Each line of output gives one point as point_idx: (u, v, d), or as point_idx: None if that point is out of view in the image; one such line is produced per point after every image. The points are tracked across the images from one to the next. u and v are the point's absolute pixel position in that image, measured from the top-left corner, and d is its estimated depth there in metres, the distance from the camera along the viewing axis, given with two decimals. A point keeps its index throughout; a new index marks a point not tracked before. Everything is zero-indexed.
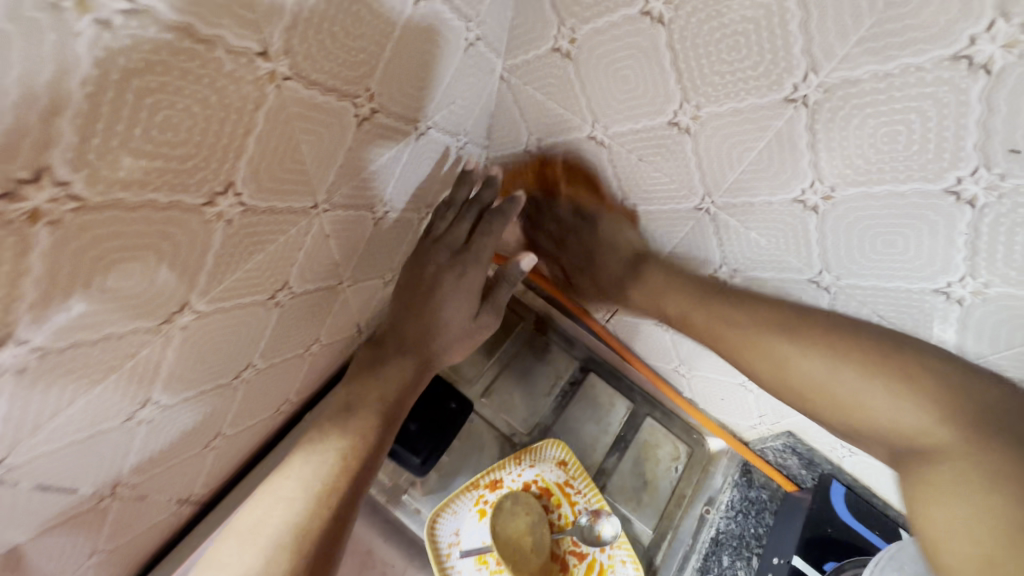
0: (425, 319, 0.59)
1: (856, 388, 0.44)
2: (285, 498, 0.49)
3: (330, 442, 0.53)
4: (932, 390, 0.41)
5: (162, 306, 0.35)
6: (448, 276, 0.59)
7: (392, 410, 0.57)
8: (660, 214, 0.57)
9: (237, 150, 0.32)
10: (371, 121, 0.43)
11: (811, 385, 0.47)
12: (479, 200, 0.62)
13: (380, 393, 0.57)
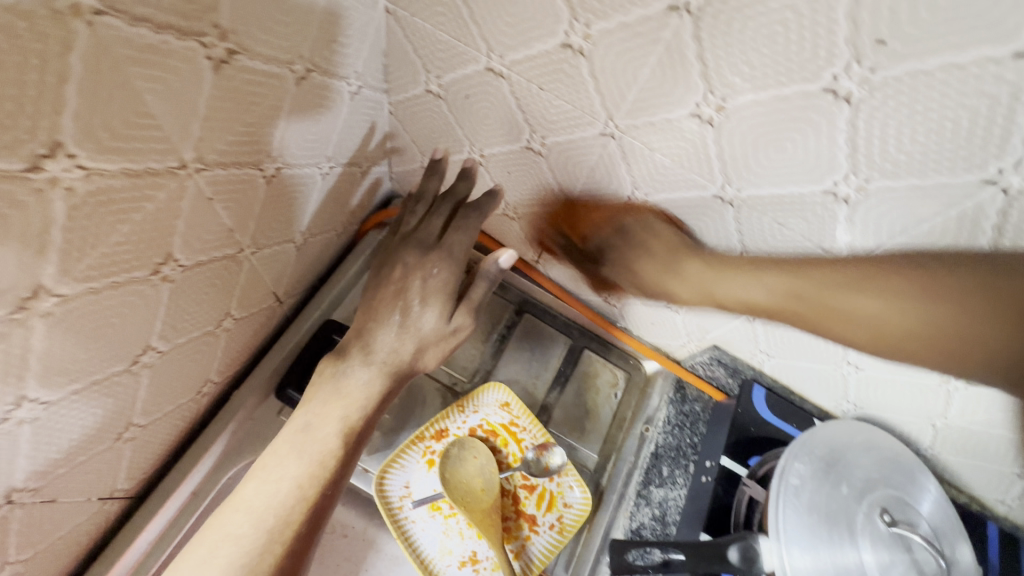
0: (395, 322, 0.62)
1: (854, 302, 0.46)
2: (229, 538, 0.50)
3: (286, 469, 0.53)
4: (918, 295, 0.43)
5: (10, 291, 0.31)
6: (421, 275, 0.63)
7: (360, 427, 0.58)
8: (564, 143, 0.56)
9: (54, 103, 0.28)
10: (231, 64, 0.38)
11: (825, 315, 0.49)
12: (455, 194, 0.66)
13: (344, 406, 0.58)
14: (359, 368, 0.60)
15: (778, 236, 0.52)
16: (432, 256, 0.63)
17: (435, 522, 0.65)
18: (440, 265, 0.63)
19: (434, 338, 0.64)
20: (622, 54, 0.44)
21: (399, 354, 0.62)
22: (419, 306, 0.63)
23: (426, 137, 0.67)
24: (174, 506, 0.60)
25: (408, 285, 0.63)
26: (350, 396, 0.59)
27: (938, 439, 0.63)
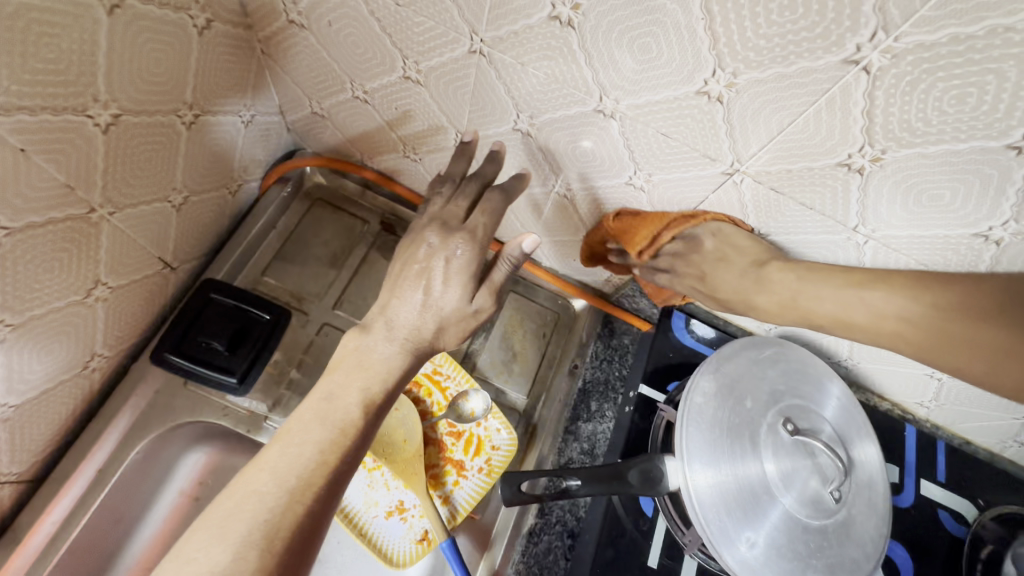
0: (418, 298, 0.52)
1: (865, 310, 0.44)
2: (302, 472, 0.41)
3: (307, 435, 0.43)
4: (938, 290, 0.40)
5: None
6: (443, 254, 0.52)
7: (382, 401, 0.48)
8: (439, 67, 0.52)
9: None
10: None
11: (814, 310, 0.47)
12: (483, 176, 0.56)
13: (365, 377, 0.48)
14: (381, 341, 0.51)
15: (666, 150, 0.49)
16: (455, 234, 0.52)
17: (359, 476, 0.65)
18: (464, 243, 0.52)
19: (456, 319, 0.53)
20: None
21: (418, 330, 0.51)
22: (441, 285, 0.52)
23: (306, 79, 0.62)
24: (78, 484, 0.58)
25: (432, 264, 0.52)
26: (372, 368, 0.49)
27: (853, 349, 0.63)
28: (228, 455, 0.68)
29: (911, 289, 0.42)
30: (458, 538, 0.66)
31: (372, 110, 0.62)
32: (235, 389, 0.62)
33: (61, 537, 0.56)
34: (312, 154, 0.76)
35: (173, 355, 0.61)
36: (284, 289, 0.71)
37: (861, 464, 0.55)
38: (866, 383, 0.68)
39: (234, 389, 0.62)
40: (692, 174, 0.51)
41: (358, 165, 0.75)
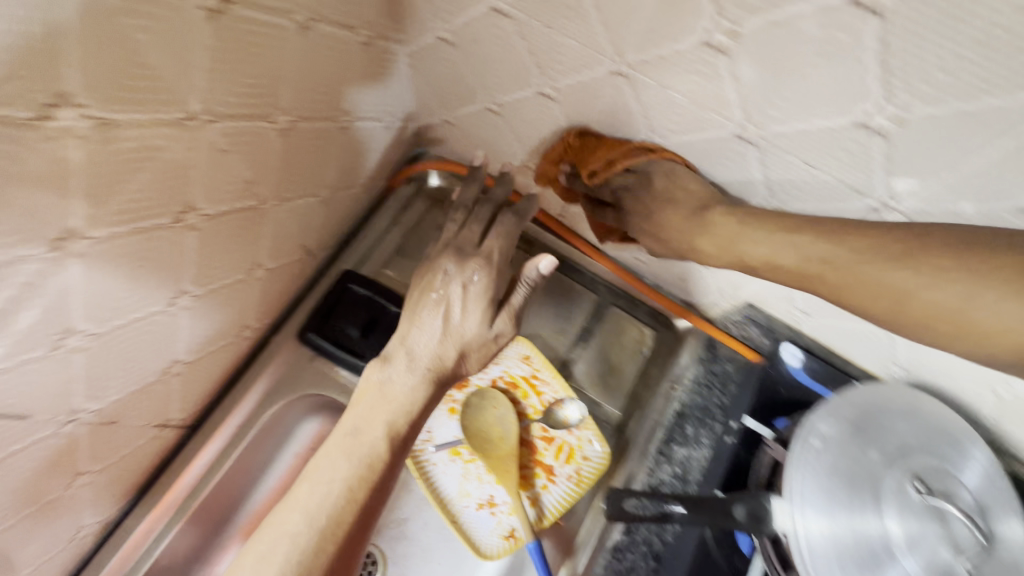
0: (439, 321, 0.59)
1: (993, 309, 0.37)
2: (343, 498, 0.49)
3: (336, 470, 0.50)
4: None
5: (43, 229, 0.35)
6: (461, 279, 0.60)
7: (404, 434, 0.55)
8: (575, 86, 0.53)
9: (53, 57, 0.30)
10: (226, 16, 0.39)
11: (927, 316, 0.40)
12: (495, 200, 0.66)
13: (389, 411, 0.54)
14: (402, 373, 0.57)
15: (808, 179, 0.47)
16: (470, 261, 0.61)
17: (455, 466, 0.69)
18: (482, 271, 0.61)
19: (476, 343, 0.61)
20: None
21: (440, 356, 0.58)
22: (460, 312, 0.60)
23: (444, 89, 0.66)
24: (222, 436, 0.67)
25: (449, 291, 0.60)
26: (394, 401, 0.55)
27: (1004, 409, 0.56)
28: None
29: None
30: (543, 541, 0.67)
31: (501, 122, 0.65)
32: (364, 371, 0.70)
33: (208, 478, 0.65)
34: (436, 158, 0.81)
35: (314, 336, 0.70)
36: (401, 282, 0.77)
37: (1007, 541, 0.48)
38: (1015, 449, 0.60)
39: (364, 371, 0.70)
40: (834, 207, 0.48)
41: None
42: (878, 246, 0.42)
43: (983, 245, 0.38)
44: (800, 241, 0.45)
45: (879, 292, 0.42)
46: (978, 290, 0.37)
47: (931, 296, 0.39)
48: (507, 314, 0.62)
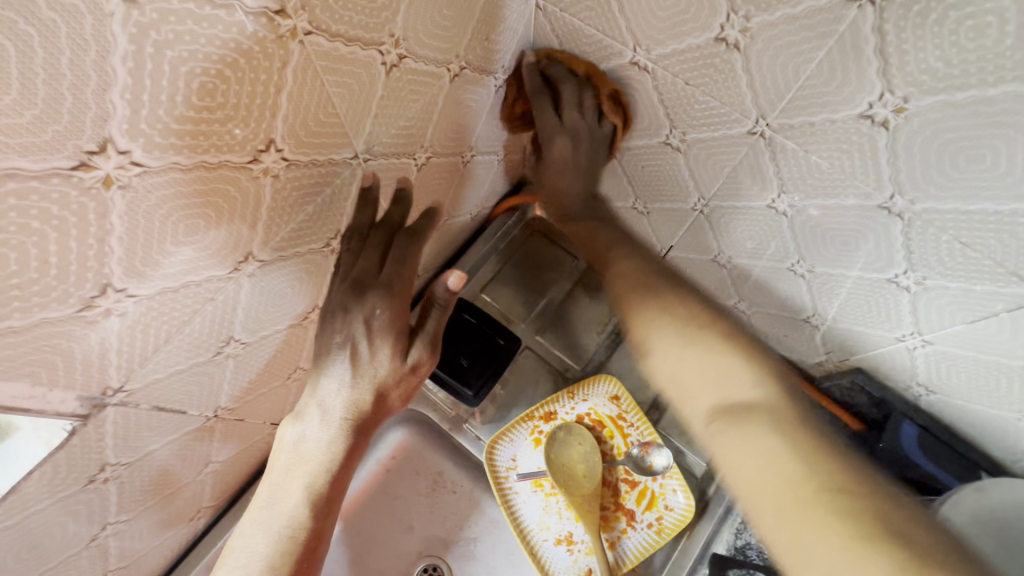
0: (345, 360, 0.49)
1: (730, 382, 0.48)
2: (285, 534, 0.46)
3: (255, 550, 0.46)
4: (768, 368, 0.48)
5: (230, 254, 0.39)
6: (362, 316, 0.48)
7: (328, 492, 0.49)
8: (705, 140, 0.53)
9: (272, 109, 0.34)
10: (400, 68, 0.43)
11: (704, 377, 0.49)
12: (390, 222, 0.50)
13: (306, 473, 0.48)
14: (314, 429, 0.49)
15: (958, 258, 0.44)
16: (369, 293, 0.48)
17: (536, 497, 0.69)
18: (384, 302, 0.48)
19: (393, 380, 0.50)
20: (751, 38, 0.41)
21: (354, 404, 0.49)
22: (368, 350, 0.49)
23: None
24: None
25: (350, 330, 0.48)
26: (311, 461, 0.49)
27: None
28: (421, 444, 0.88)
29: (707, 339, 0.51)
30: None
31: (617, 164, 0.66)
32: (468, 398, 0.69)
33: None
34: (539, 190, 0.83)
35: None
36: (497, 308, 0.79)
37: None
38: None
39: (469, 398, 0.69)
40: (982, 288, 0.45)
41: None
42: (698, 338, 0.51)
43: (711, 325, 0.52)
44: (701, 320, 0.53)
45: (626, 338, 0.56)
46: (722, 370, 0.48)
47: (684, 360, 0.51)
48: (424, 344, 0.51)
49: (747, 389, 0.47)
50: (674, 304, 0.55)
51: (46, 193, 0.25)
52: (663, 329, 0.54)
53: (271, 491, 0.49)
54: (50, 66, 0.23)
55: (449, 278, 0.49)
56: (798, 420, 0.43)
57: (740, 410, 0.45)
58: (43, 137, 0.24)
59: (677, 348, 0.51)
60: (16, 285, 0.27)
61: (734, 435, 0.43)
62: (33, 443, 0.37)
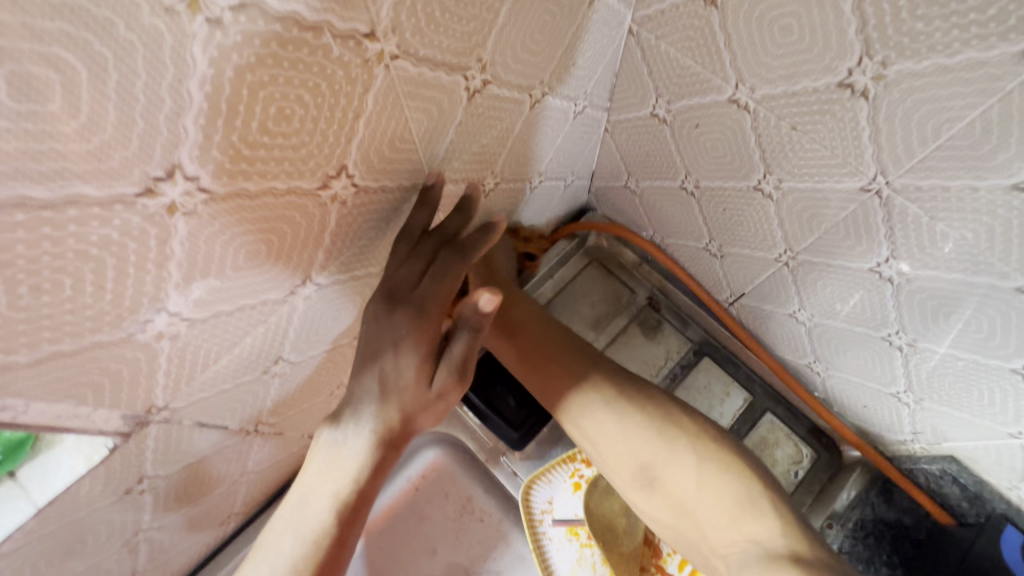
0: (371, 383, 0.44)
1: (698, 500, 0.50)
2: (310, 541, 0.41)
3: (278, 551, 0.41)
4: (687, 437, 0.53)
5: (287, 278, 0.37)
6: (392, 334, 0.44)
7: (356, 502, 0.43)
8: (805, 191, 0.48)
9: (347, 135, 0.31)
10: (482, 94, 0.40)
11: (676, 498, 0.52)
12: (442, 231, 0.45)
13: (337, 480, 0.43)
14: (348, 435, 0.44)
15: None
16: (398, 308, 0.44)
17: (570, 546, 0.65)
18: (413, 323, 0.44)
19: (418, 406, 0.46)
20: (885, 86, 0.36)
21: (386, 424, 0.44)
22: (394, 364, 0.44)
23: (638, 160, 0.64)
24: None
25: (378, 345, 0.44)
26: (342, 468, 0.43)
27: None
28: (452, 466, 0.86)
29: (672, 425, 0.54)
30: None
31: (694, 203, 0.61)
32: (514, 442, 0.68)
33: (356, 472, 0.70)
34: (603, 218, 0.78)
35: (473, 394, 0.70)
36: None
37: None
38: None
39: (515, 442, 0.68)
40: None
41: (644, 238, 0.75)
42: (629, 400, 0.56)
43: (629, 391, 0.57)
44: (634, 397, 0.56)
45: (626, 467, 0.55)
46: (733, 510, 0.48)
47: (694, 502, 0.51)
48: (449, 370, 0.46)
49: (758, 528, 0.46)
50: (623, 416, 0.55)
51: (107, 220, 0.24)
52: (631, 441, 0.54)
53: (304, 493, 0.43)
54: (124, 91, 0.21)
55: (481, 297, 0.43)
56: (759, 505, 0.48)
57: (659, 488, 0.53)
58: (109, 164, 0.22)
59: (603, 429, 0.56)
60: (68, 312, 0.25)
61: (752, 571, 0.43)
62: (75, 456, 0.35)
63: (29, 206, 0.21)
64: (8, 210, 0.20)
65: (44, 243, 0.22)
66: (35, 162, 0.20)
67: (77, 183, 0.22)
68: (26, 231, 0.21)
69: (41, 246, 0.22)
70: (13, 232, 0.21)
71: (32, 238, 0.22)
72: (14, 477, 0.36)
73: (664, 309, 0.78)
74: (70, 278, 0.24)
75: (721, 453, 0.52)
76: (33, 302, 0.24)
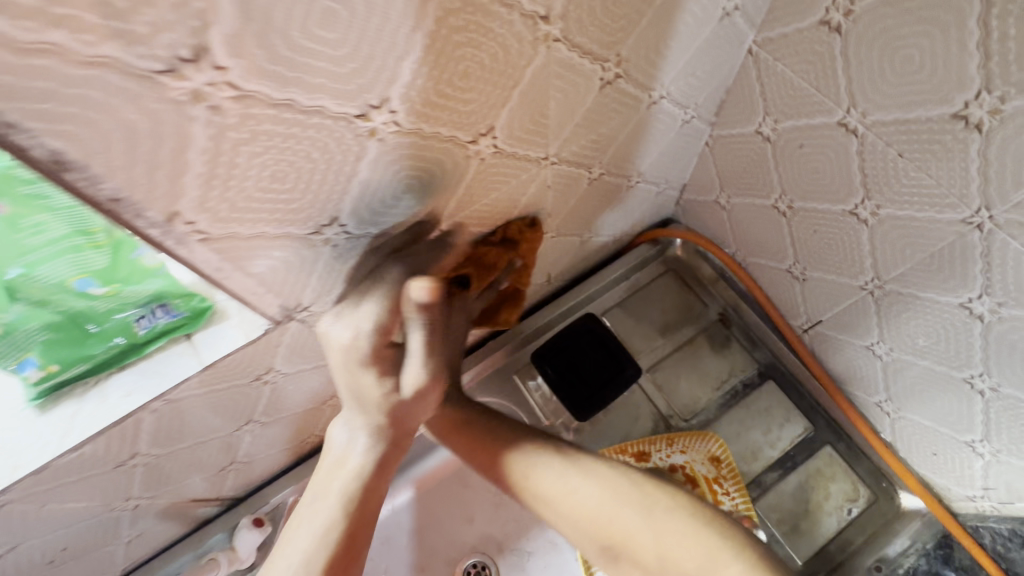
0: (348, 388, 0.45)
1: (662, 543, 0.45)
2: (319, 537, 0.42)
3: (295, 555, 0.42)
4: (620, 481, 0.48)
5: (427, 217, 0.44)
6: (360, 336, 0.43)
7: (364, 498, 0.45)
8: (902, 221, 0.50)
9: (503, 100, 0.38)
10: (612, 86, 0.45)
11: (634, 552, 0.46)
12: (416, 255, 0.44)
13: (344, 473, 0.45)
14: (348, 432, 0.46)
15: None
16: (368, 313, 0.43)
17: None
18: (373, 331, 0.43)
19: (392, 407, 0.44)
20: (1002, 119, 0.38)
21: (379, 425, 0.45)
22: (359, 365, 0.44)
23: (733, 175, 0.67)
24: None
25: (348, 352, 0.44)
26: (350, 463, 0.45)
27: None
28: None
29: (568, 456, 0.50)
30: None
31: (784, 223, 0.64)
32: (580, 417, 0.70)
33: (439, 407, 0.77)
34: (684, 229, 0.82)
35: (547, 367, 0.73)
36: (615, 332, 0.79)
37: None
38: None
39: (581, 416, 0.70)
40: None
41: (726, 253, 0.77)
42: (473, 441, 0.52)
43: (557, 440, 0.51)
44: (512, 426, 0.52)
45: (590, 543, 0.48)
46: (700, 563, 0.44)
47: (665, 560, 0.45)
48: (409, 366, 0.44)
49: (736, 573, 0.42)
50: (570, 469, 0.49)
51: (332, 132, 0.31)
52: (568, 482, 0.48)
53: (314, 492, 0.45)
54: (378, 33, 0.27)
55: (414, 284, 0.40)
56: (727, 546, 0.44)
57: (625, 558, 0.47)
58: (348, 88, 0.29)
59: (553, 479, 0.49)
60: (283, 202, 0.33)
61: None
62: (237, 330, 0.42)
63: (295, 108, 0.28)
64: (283, 108, 0.27)
65: (291, 140, 0.29)
66: (311, 76, 0.27)
67: (327, 97, 0.29)
68: (287, 127, 0.29)
69: (290, 142, 0.29)
70: (280, 126, 0.28)
71: (287, 134, 0.29)
72: (188, 338, 0.42)
73: (734, 327, 0.79)
74: (295, 173, 0.31)
75: (568, 461, 0.49)
76: (266, 187, 0.31)
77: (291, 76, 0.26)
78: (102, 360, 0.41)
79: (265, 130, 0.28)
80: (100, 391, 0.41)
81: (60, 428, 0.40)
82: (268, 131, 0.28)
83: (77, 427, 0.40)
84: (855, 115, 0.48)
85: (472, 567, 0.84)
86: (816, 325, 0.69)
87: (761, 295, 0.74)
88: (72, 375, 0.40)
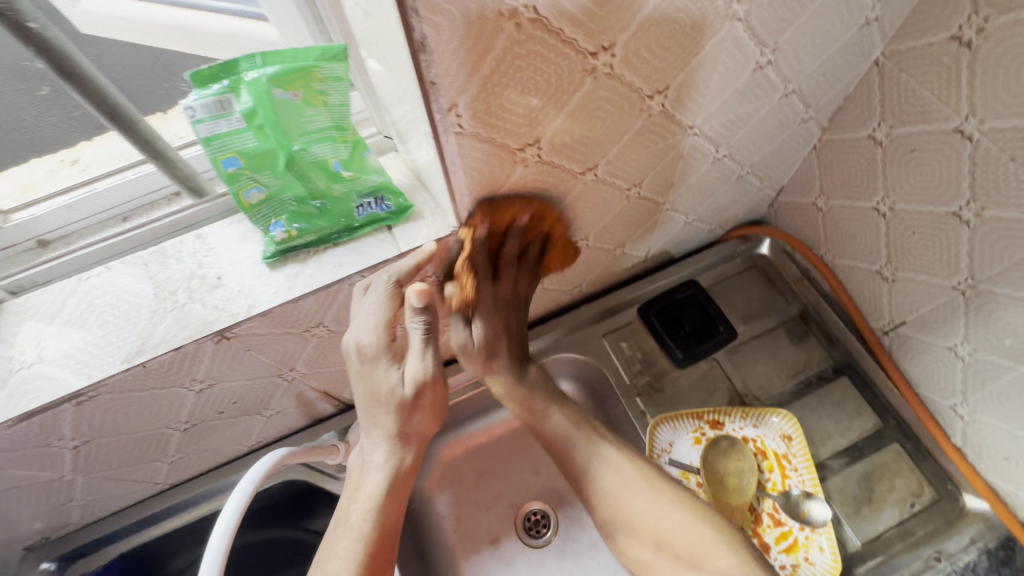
0: (364, 380, 0.54)
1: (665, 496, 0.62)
2: (360, 543, 0.54)
3: (350, 524, 0.55)
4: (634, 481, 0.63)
5: (590, 159, 0.53)
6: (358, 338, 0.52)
7: (397, 497, 0.57)
8: (1005, 221, 0.55)
9: (683, 64, 0.47)
10: (762, 71, 0.54)
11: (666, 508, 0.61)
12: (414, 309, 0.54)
13: (368, 499, 0.56)
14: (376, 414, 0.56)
15: None
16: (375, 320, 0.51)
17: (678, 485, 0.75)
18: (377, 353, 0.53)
19: (426, 384, 0.55)
20: None
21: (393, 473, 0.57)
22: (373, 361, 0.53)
23: (836, 178, 0.73)
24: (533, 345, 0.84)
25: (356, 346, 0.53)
26: (364, 486, 0.57)
27: None
28: None
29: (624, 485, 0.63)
30: None
31: (882, 225, 0.70)
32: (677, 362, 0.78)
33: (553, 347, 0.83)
34: (774, 229, 0.88)
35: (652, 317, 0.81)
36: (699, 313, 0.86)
37: None
38: None
39: (679, 362, 0.78)
40: None
41: (814, 255, 0.83)
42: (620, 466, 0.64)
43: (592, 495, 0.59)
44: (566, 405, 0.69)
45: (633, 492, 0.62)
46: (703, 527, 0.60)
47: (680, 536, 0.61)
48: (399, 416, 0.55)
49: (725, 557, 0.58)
50: None
51: (570, 62, 0.40)
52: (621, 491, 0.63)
53: (340, 517, 0.56)
54: None
55: (410, 292, 0.50)
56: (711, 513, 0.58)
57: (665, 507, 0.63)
58: (596, 27, 0.38)
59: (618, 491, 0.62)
60: (515, 114, 0.42)
61: None
62: (429, 228, 0.52)
63: (560, 35, 0.38)
64: (553, 33, 0.37)
65: (544, 61, 0.39)
66: (580, 12, 0.37)
67: (581, 31, 0.38)
68: (547, 49, 0.38)
69: (543, 62, 0.39)
70: (544, 46, 0.38)
71: (543, 54, 0.38)
72: (389, 230, 0.53)
73: (811, 325, 0.85)
74: (533, 90, 0.41)
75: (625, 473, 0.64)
76: (513, 98, 0.41)
77: (570, 9, 0.36)
78: (325, 236, 0.51)
79: (534, 48, 0.37)
80: (319, 259, 0.52)
81: (286, 283, 0.51)
82: (536, 49, 0.38)
83: (299, 283, 0.51)
84: (971, 122, 0.54)
85: (532, 514, 0.90)
86: (898, 326, 0.74)
87: (845, 296, 0.80)
88: (302, 243, 0.51)
